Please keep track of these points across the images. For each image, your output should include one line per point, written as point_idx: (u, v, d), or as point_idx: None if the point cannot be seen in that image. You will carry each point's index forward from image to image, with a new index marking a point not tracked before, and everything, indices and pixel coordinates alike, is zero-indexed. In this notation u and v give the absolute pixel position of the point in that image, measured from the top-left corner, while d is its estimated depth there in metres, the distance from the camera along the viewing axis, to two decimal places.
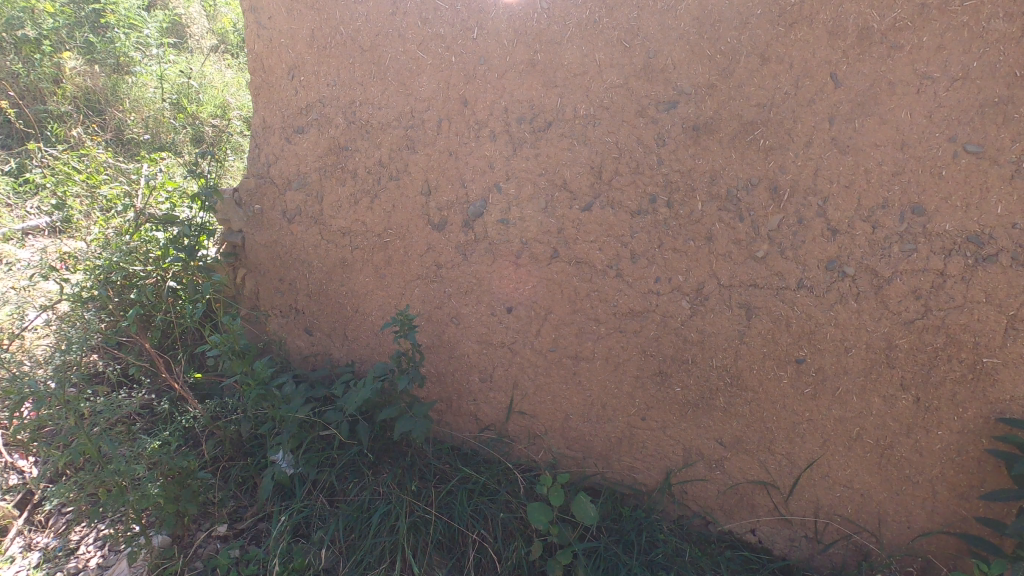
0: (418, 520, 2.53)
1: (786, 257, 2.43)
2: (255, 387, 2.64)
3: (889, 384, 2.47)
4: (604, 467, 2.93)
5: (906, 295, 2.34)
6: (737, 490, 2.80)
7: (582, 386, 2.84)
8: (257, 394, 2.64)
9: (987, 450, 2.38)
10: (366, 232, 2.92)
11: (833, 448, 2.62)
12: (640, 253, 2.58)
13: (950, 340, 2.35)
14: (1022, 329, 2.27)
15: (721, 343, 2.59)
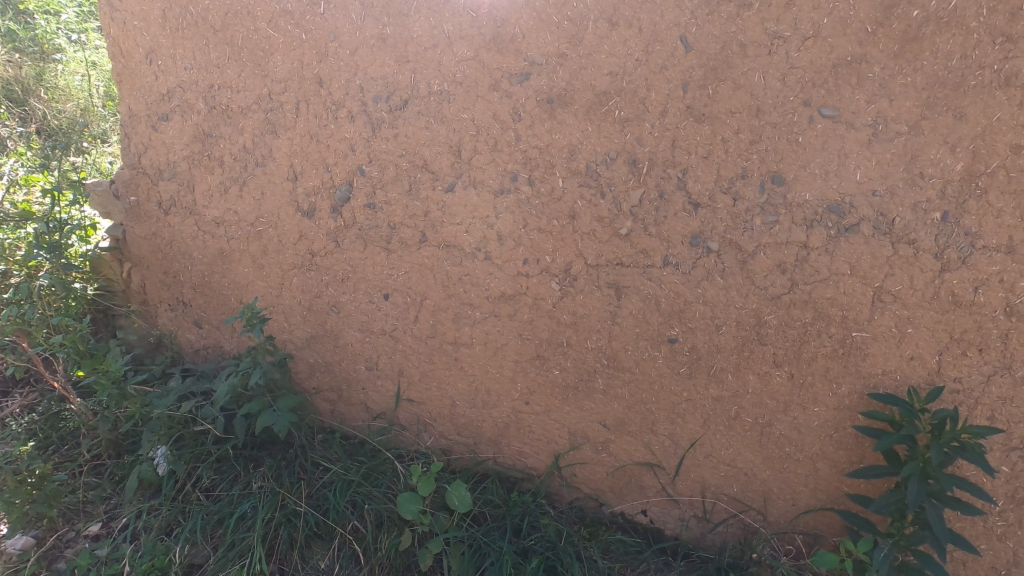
0: (288, 513, 2.53)
1: (650, 234, 2.32)
2: (108, 387, 2.65)
3: (762, 361, 2.38)
4: (495, 453, 2.88)
5: (772, 270, 2.24)
6: (625, 472, 2.74)
7: (465, 372, 2.78)
8: (112, 393, 2.64)
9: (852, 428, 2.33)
10: (239, 222, 2.83)
11: (714, 428, 2.55)
12: (507, 234, 2.48)
13: (820, 315, 2.25)
14: (889, 302, 2.17)
15: (594, 325, 2.51)
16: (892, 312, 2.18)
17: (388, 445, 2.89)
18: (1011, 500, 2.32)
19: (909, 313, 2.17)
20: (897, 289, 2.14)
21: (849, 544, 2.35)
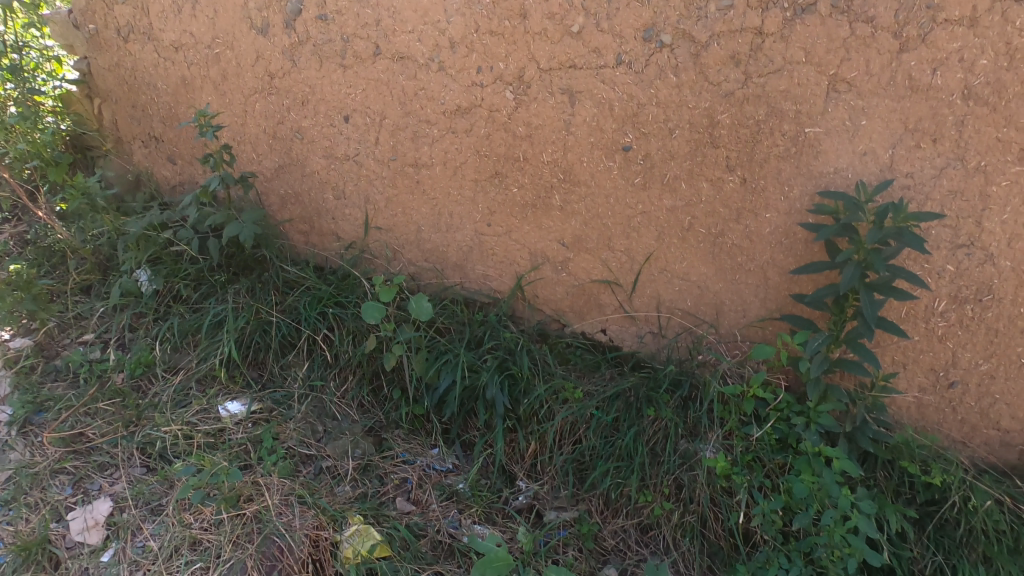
0: (262, 322, 2.71)
1: (602, 30, 2.24)
2: (78, 200, 2.88)
3: (715, 167, 2.37)
4: (461, 277, 2.99)
5: (725, 62, 2.17)
6: (585, 291, 2.84)
7: (428, 196, 2.82)
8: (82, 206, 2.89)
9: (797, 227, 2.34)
10: (197, 44, 2.80)
11: (667, 241, 2.60)
12: (459, 41, 2.42)
13: (773, 111, 2.20)
14: (843, 92, 2.11)
15: (550, 136, 2.49)
16: (846, 103, 2.12)
17: (359, 270, 3.01)
18: (954, 300, 2.37)
19: (864, 103, 2.11)
20: (853, 76, 2.07)
21: (784, 339, 2.44)
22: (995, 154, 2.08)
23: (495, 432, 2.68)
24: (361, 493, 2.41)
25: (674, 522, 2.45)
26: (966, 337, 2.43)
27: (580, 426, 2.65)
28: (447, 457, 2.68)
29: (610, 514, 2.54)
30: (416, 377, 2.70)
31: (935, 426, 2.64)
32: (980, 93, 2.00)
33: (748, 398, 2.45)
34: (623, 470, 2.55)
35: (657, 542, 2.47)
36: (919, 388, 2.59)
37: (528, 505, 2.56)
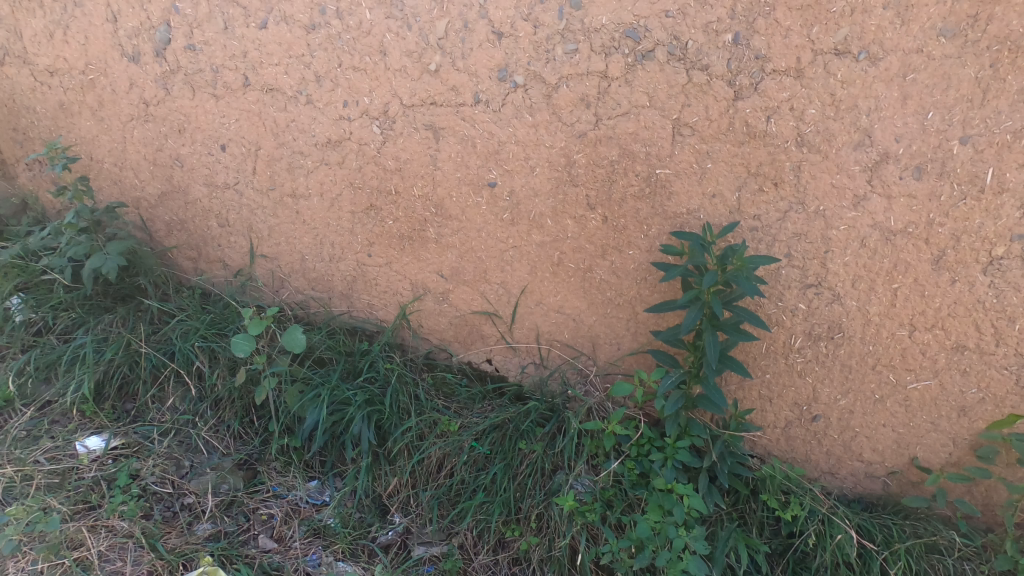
0: (132, 355, 2.66)
1: (458, 69, 2.25)
2: None
3: (577, 204, 2.40)
4: (348, 306, 2.97)
5: (576, 104, 2.19)
6: (467, 321, 2.85)
7: (309, 226, 2.80)
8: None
9: (650, 265, 2.37)
10: (71, 69, 2.76)
11: (541, 275, 2.62)
12: (324, 75, 2.41)
13: (624, 152, 2.23)
14: (687, 135, 2.14)
15: (418, 170, 2.50)
16: (691, 146, 2.16)
17: (245, 299, 2.97)
18: (809, 337, 2.42)
19: (708, 147, 2.15)
20: (694, 121, 2.11)
21: (641, 376, 2.46)
22: (831, 199, 2.13)
23: (366, 466, 2.64)
24: (219, 532, 2.37)
25: (541, 556, 2.42)
26: (824, 373, 2.48)
27: (453, 459, 2.63)
28: (321, 490, 2.64)
29: (483, 547, 2.50)
30: (287, 410, 2.68)
31: (803, 457, 2.70)
32: (812, 141, 2.05)
33: (608, 435, 2.45)
34: (492, 503, 2.54)
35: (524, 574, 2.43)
36: (786, 421, 2.64)
37: (398, 539, 2.52)
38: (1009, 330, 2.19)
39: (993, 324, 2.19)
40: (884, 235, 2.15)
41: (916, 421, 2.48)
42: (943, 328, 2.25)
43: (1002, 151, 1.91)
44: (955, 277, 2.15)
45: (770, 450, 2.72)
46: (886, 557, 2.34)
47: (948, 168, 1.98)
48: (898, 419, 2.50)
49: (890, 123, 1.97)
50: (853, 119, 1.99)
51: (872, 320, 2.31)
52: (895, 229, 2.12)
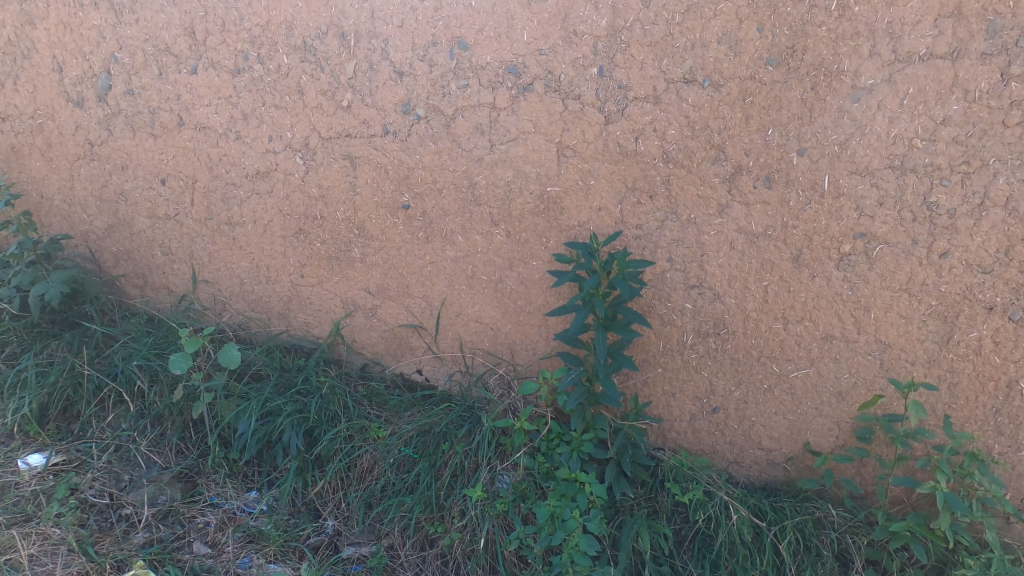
0: (76, 376, 2.84)
1: (367, 105, 2.52)
2: None
3: (482, 221, 2.64)
4: (286, 325, 3.16)
5: (472, 132, 2.46)
6: (396, 334, 3.06)
7: (245, 251, 3.02)
8: None
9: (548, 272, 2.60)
10: (21, 115, 3.00)
11: (458, 288, 2.84)
12: (250, 113, 2.67)
13: (518, 173, 2.50)
14: (570, 156, 2.41)
15: (340, 196, 2.74)
16: (574, 165, 2.43)
17: (188, 322, 3.15)
18: (699, 334, 2.66)
19: (589, 166, 2.42)
20: (574, 144, 2.39)
21: (545, 375, 2.64)
22: (699, 208, 2.40)
23: (300, 474, 2.82)
24: (154, 538, 2.52)
25: (465, 549, 2.58)
26: (716, 366, 2.72)
27: (381, 463, 2.80)
28: (256, 499, 2.78)
29: (410, 546, 2.66)
30: (224, 423, 2.85)
31: (709, 449, 2.91)
32: (676, 157, 2.33)
33: (517, 431, 2.64)
34: (416, 503, 2.71)
35: (447, 568, 2.59)
36: (690, 414, 2.86)
37: (329, 541, 2.68)
38: (867, 318, 2.44)
39: (852, 314, 2.45)
40: (748, 238, 2.41)
41: (802, 407, 2.71)
42: (812, 320, 2.51)
43: (833, 161, 2.20)
44: (814, 273, 2.41)
45: (680, 442, 2.93)
46: (774, 534, 2.58)
47: (792, 177, 2.26)
48: (787, 407, 2.73)
49: (738, 139, 2.25)
50: (706, 137, 2.27)
51: (750, 315, 2.56)
52: (756, 233, 2.39)
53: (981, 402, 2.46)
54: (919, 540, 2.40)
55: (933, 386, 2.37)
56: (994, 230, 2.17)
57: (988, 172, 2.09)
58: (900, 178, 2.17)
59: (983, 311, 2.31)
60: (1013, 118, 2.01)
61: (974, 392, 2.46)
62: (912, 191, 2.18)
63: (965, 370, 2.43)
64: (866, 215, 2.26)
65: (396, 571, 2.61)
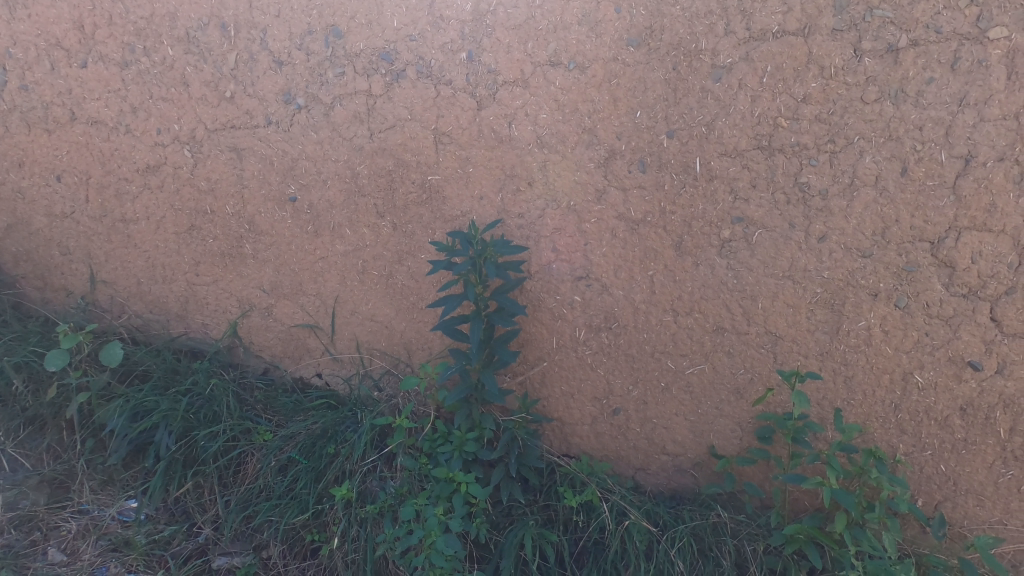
0: None
1: (249, 95, 2.53)
2: None
3: (368, 212, 2.59)
4: (184, 328, 3.04)
5: (351, 120, 2.45)
6: (292, 335, 2.95)
7: (140, 249, 2.95)
8: None
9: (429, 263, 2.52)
10: None
11: (350, 284, 2.77)
12: (138, 106, 2.67)
13: (398, 162, 2.46)
14: (447, 143, 2.39)
15: (228, 189, 2.70)
16: (452, 152, 2.40)
17: (81, 323, 3.03)
18: (592, 329, 2.56)
19: (466, 153, 2.38)
20: (449, 130, 2.37)
21: (426, 370, 2.53)
22: (578, 194, 2.35)
23: (176, 479, 2.64)
24: (4, 544, 2.43)
25: (345, 560, 2.40)
26: (611, 364, 2.61)
27: (263, 467, 2.63)
28: (126, 506, 2.61)
29: (291, 557, 2.48)
30: (102, 425, 2.71)
31: (614, 455, 2.76)
32: (550, 142, 2.30)
33: (398, 429, 2.50)
34: (294, 510, 2.52)
35: None
36: (592, 417, 2.73)
37: (198, 550, 2.50)
38: (755, 309, 2.35)
39: (739, 304, 2.36)
40: (629, 225, 2.35)
41: (702, 407, 2.58)
42: (701, 312, 2.42)
43: (702, 142, 2.17)
44: (697, 260, 2.34)
45: (584, 448, 2.78)
46: (667, 543, 2.40)
47: (665, 159, 2.22)
48: (687, 407, 2.60)
49: (608, 122, 2.23)
50: (577, 121, 2.25)
51: (639, 307, 2.47)
52: (636, 219, 2.34)
53: (879, 397, 2.36)
54: (816, 545, 2.25)
55: (818, 375, 2.27)
56: (867, 211, 2.12)
57: (853, 150, 2.06)
58: (769, 159, 2.14)
59: (868, 297, 2.23)
60: (869, 95, 2.00)
61: (870, 387, 2.35)
62: (782, 171, 2.14)
63: (858, 362, 2.33)
64: (741, 198, 2.21)
65: None
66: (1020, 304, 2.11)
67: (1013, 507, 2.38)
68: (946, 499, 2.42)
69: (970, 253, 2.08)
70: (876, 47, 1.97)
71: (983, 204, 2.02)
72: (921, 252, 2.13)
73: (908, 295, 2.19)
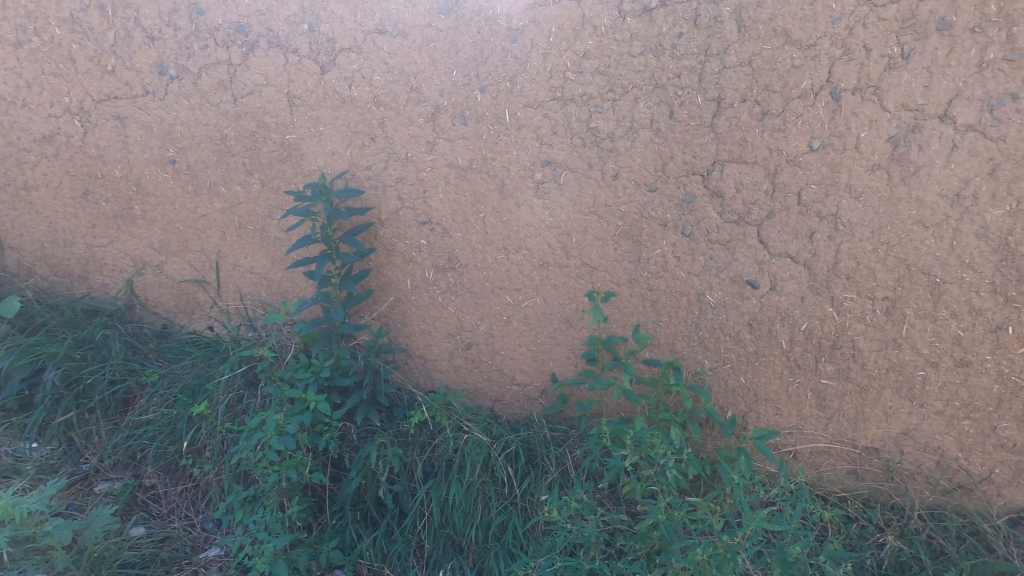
0: None
1: (127, 67, 2.90)
2: None
3: (239, 170, 2.91)
4: (86, 289, 3.27)
5: (216, 88, 2.80)
6: (183, 290, 3.20)
7: (42, 215, 3.21)
8: None
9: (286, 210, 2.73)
10: None
11: (229, 239, 3.07)
12: (33, 81, 3.01)
13: (260, 123, 2.79)
14: (299, 105, 2.72)
15: (116, 155, 3.02)
16: (304, 113, 2.73)
17: None
18: (439, 270, 2.89)
19: (316, 113, 2.72)
20: (299, 93, 2.70)
21: (286, 306, 2.79)
22: (412, 145, 2.69)
23: (62, 412, 2.86)
24: None
25: (217, 480, 2.68)
26: (458, 301, 2.93)
27: (149, 403, 2.90)
28: (16, 446, 2.78)
29: (171, 482, 2.75)
30: None
31: (474, 388, 3.06)
32: (385, 101, 2.64)
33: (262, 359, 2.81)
34: (172, 438, 2.79)
35: (204, 499, 2.70)
36: (450, 352, 3.04)
37: (83, 477, 2.74)
38: (570, 243, 2.69)
39: (557, 239, 2.70)
40: (458, 173, 2.69)
41: (539, 338, 2.90)
42: (527, 249, 2.75)
43: (508, 96, 2.53)
44: (518, 201, 2.68)
45: (447, 383, 3.09)
46: (501, 455, 2.71)
47: (480, 113, 2.57)
48: (527, 338, 2.92)
49: (430, 81, 2.58)
50: (405, 81, 2.60)
51: (476, 247, 2.80)
52: (464, 166, 2.68)
53: (681, 317, 2.70)
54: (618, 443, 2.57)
55: (611, 293, 2.56)
56: (648, 149, 2.47)
57: (629, 97, 2.43)
58: (563, 108, 2.49)
59: (659, 227, 2.58)
60: (635, 48, 2.38)
61: (673, 308, 2.70)
62: (575, 119, 2.50)
63: (660, 287, 2.67)
64: (546, 144, 2.56)
65: (149, 504, 2.70)
66: (779, 226, 2.47)
67: (803, 412, 2.75)
68: (750, 409, 2.77)
69: (734, 183, 2.44)
70: (634, 8, 2.37)
71: (737, 139, 2.38)
72: (695, 184, 2.48)
73: (692, 224, 2.54)
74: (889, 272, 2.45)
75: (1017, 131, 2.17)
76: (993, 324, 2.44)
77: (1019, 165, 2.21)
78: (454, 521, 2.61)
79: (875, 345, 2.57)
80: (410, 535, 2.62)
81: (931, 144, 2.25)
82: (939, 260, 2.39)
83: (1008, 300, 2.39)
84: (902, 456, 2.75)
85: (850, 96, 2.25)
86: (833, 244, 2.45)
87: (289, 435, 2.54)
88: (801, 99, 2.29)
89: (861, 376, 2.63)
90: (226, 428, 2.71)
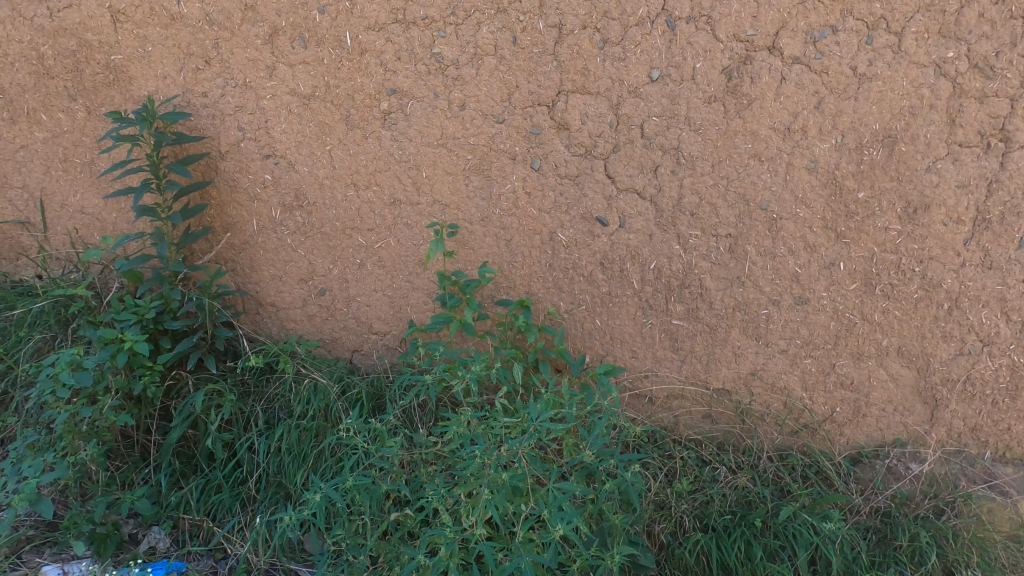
0: None
1: None
2: None
3: (61, 96, 2.64)
4: None
5: (31, 1, 2.55)
6: (6, 233, 2.89)
7: None
8: None
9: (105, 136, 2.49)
10: None
11: (55, 174, 2.77)
12: None
13: (81, 42, 2.55)
14: (123, 22, 2.51)
15: None
16: (130, 31, 2.51)
17: None
18: (287, 209, 2.71)
19: (143, 32, 2.51)
20: (122, 8, 2.49)
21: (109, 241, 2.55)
22: (250, 70, 2.52)
23: None
24: None
25: (11, 428, 2.36)
26: (309, 243, 2.76)
27: None
28: None
29: None
30: None
31: (331, 338, 2.89)
32: (218, 20, 2.47)
33: (79, 300, 2.56)
34: None
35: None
36: (303, 300, 2.86)
37: None
38: (421, 178, 2.59)
39: (408, 175, 2.59)
40: (301, 101, 2.54)
41: (394, 282, 2.77)
42: (378, 185, 2.63)
43: (348, 17, 2.40)
44: (366, 133, 2.55)
45: (302, 332, 2.91)
46: (345, 402, 2.56)
47: (320, 35, 2.43)
48: (383, 282, 2.78)
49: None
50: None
51: (324, 183, 2.65)
52: (306, 94, 2.52)
53: (535, 257, 2.64)
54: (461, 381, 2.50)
55: (455, 227, 2.45)
56: (493, 78, 2.40)
57: (472, 22, 2.35)
58: (406, 32, 2.39)
59: (508, 161, 2.51)
60: None
61: (527, 248, 2.63)
62: (418, 43, 2.40)
63: (513, 225, 2.61)
64: (390, 71, 2.45)
65: None
66: (625, 160, 2.45)
67: (658, 354, 2.75)
68: (606, 352, 2.74)
69: (579, 114, 2.41)
70: None
71: (579, 68, 2.35)
72: (541, 116, 2.43)
73: (541, 157, 2.49)
74: (730, 208, 2.48)
75: (838, 64, 2.23)
76: (827, 260, 2.50)
77: (841, 99, 2.27)
78: (286, 470, 2.43)
79: (721, 284, 2.60)
80: (239, 487, 2.44)
81: (762, 76, 2.28)
82: (775, 196, 2.43)
83: (839, 235, 2.46)
84: (751, 398, 2.79)
85: (685, 25, 2.26)
86: (676, 179, 2.45)
87: (90, 372, 2.28)
88: (638, 27, 2.28)
89: (710, 316, 2.65)
90: (25, 370, 2.41)
